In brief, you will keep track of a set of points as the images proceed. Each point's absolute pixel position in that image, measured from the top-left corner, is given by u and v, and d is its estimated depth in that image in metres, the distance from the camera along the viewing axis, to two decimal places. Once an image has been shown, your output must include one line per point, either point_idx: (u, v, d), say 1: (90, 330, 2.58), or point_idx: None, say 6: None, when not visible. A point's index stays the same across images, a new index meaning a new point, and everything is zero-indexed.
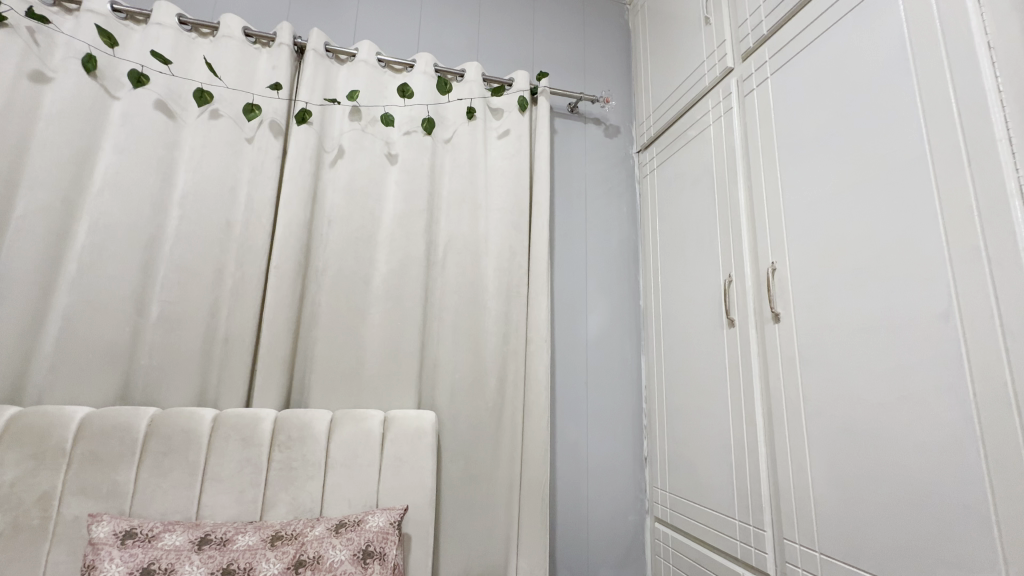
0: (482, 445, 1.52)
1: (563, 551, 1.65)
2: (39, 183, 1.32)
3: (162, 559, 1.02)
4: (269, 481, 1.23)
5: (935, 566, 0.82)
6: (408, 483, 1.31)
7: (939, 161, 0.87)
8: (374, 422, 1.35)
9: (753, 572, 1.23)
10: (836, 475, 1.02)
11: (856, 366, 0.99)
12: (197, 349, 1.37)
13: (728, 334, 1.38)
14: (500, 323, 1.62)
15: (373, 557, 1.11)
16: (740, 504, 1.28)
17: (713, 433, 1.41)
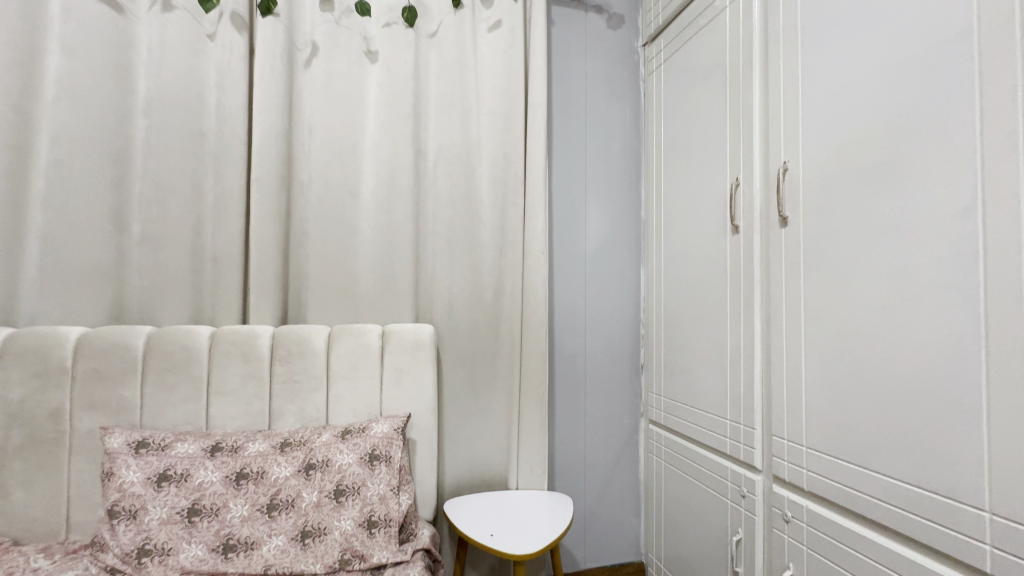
0: (481, 357, 1.54)
1: (562, 453, 1.75)
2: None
3: (177, 466, 1.07)
4: (274, 394, 1.26)
5: (917, 457, 0.85)
6: (409, 393, 1.35)
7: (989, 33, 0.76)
8: (373, 336, 1.35)
9: (739, 465, 1.30)
10: (829, 376, 1.03)
11: (862, 269, 0.96)
12: (186, 268, 1.34)
13: (731, 241, 1.34)
14: (496, 237, 1.57)
15: (380, 459, 1.17)
16: (733, 405, 1.32)
17: (710, 340, 1.42)
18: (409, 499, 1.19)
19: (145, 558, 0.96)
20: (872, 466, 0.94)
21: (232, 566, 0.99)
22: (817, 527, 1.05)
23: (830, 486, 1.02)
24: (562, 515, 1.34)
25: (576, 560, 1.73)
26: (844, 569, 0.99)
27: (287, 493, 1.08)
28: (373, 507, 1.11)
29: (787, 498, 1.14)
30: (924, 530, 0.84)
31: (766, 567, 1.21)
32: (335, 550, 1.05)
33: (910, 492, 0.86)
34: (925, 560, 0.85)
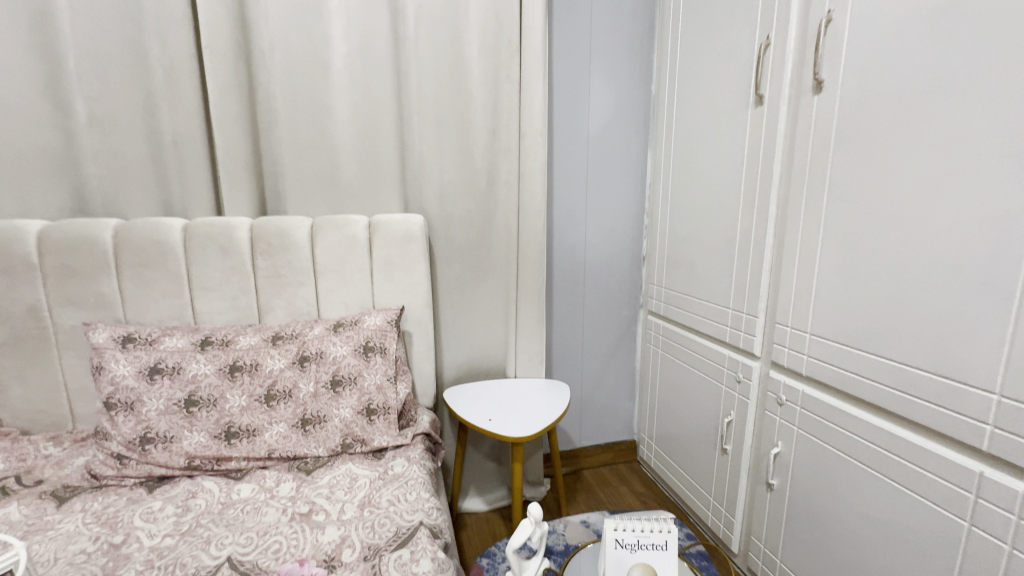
0: (476, 250, 1.47)
1: (560, 344, 1.75)
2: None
3: (168, 359, 1.05)
4: (260, 288, 1.21)
5: (931, 342, 0.82)
6: (402, 286, 1.30)
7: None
8: (359, 227, 1.26)
9: (737, 353, 1.30)
10: (846, 261, 0.96)
11: (904, 139, 0.84)
12: (145, 154, 1.20)
13: (753, 115, 1.19)
14: (489, 117, 1.41)
15: (374, 351, 1.16)
16: (737, 294, 1.28)
17: (719, 228, 1.34)
18: (406, 388, 1.19)
19: (149, 446, 0.98)
20: (879, 351, 0.91)
21: (236, 451, 1.02)
22: (811, 409, 1.07)
23: (830, 371, 1.01)
24: (559, 401, 1.37)
25: (572, 440, 1.82)
26: (834, 447, 1.01)
27: (283, 384, 1.08)
28: (371, 396, 1.12)
29: (783, 383, 1.14)
30: (925, 410, 0.83)
31: (755, 445, 1.26)
32: (337, 435, 1.07)
33: (916, 375, 0.85)
34: (919, 439, 0.86)
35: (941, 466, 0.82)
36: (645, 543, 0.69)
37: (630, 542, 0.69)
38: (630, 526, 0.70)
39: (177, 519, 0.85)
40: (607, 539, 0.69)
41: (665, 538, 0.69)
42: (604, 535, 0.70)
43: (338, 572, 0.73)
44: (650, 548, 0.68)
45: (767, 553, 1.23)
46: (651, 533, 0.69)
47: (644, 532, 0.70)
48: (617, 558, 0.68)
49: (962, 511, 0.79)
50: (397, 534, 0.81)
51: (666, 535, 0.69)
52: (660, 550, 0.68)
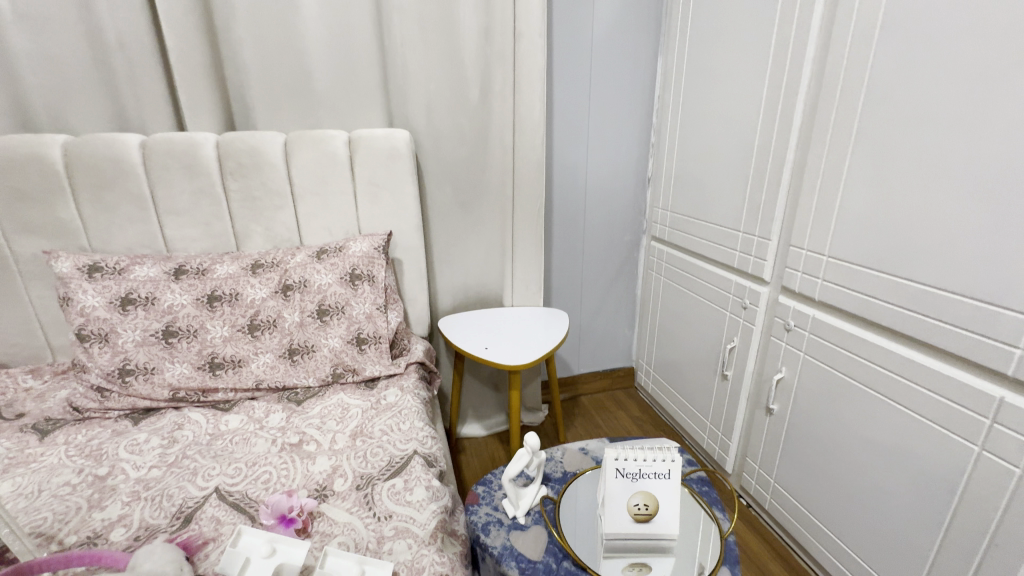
0: (469, 170, 1.35)
1: (559, 272, 1.69)
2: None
3: (141, 289, 0.98)
4: (234, 213, 1.12)
5: (972, 262, 0.74)
6: (389, 209, 1.21)
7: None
8: (339, 143, 1.14)
9: (746, 278, 1.24)
10: (879, 174, 0.87)
11: (965, 26, 0.71)
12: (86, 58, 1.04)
13: (786, 6, 1.03)
14: (481, 13, 1.22)
15: (362, 278, 1.09)
16: (749, 215, 1.19)
17: (735, 143, 1.22)
18: (398, 316, 1.14)
19: (130, 378, 0.94)
20: (905, 272, 0.84)
21: (222, 382, 0.98)
22: (821, 335, 1.02)
23: (846, 294, 0.95)
24: (557, 329, 1.33)
25: (570, 367, 1.81)
26: (842, 372, 0.98)
27: (267, 314, 1.02)
28: (361, 325, 1.07)
29: (793, 308, 1.09)
30: (948, 335, 0.78)
31: (757, 371, 1.24)
32: (326, 365, 1.03)
33: (944, 297, 0.79)
34: (936, 364, 0.81)
35: (957, 391, 0.78)
36: (647, 473, 0.66)
37: (631, 470, 0.66)
38: (632, 455, 0.67)
39: (163, 451, 0.82)
40: (608, 469, 0.66)
41: (670, 467, 0.66)
42: (605, 464, 0.67)
43: (330, 501, 0.71)
44: (652, 477, 0.66)
45: (761, 473, 1.25)
46: (655, 462, 0.66)
47: (647, 461, 0.66)
48: (618, 487, 0.66)
49: (974, 435, 0.76)
50: (390, 462, 0.79)
51: (671, 464, 0.66)
52: (662, 479, 0.66)
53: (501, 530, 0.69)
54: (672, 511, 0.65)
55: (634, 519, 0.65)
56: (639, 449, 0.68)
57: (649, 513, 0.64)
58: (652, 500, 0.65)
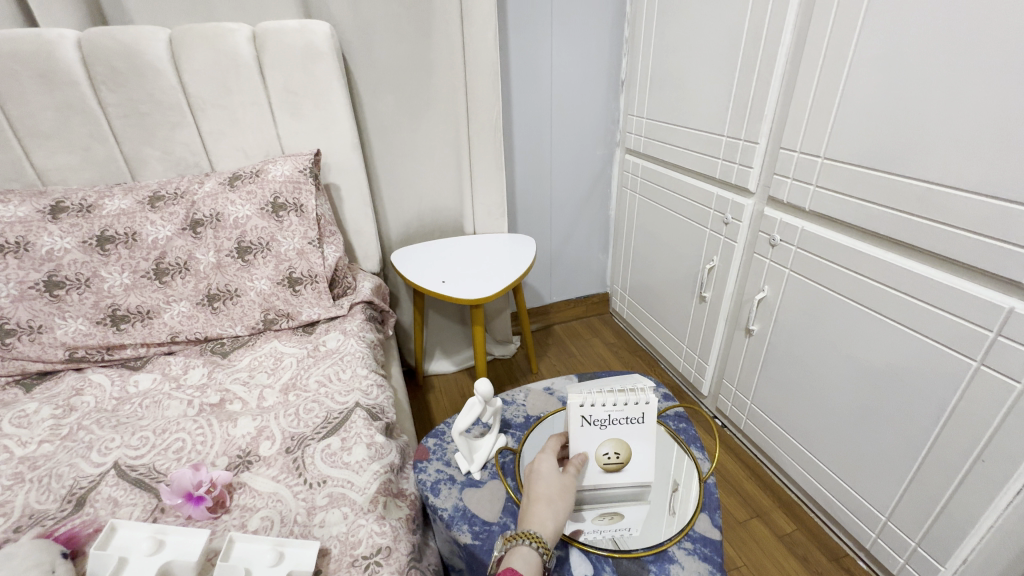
0: (411, 73, 1.14)
1: (525, 193, 1.53)
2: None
3: (7, 233, 0.80)
4: (120, 133, 0.92)
5: (998, 149, 0.62)
6: (316, 123, 1.02)
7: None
8: (241, 39, 0.92)
9: (728, 189, 1.12)
10: (892, 48, 0.72)
11: None
12: None
13: None
14: None
15: (287, 209, 0.92)
16: (734, 115, 1.04)
17: (721, 25, 1.04)
18: (337, 251, 0.99)
19: (11, 339, 0.79)
20: (909, 170, 0.73)
21: (129, 337, 0.84)
22: (809, 249, 0.92)
23: (841, 201, 0.84)
24: (524, 257, 1.21)
25: (542, 296, 1.72)
26: (828, 287, 0.90)
27: (175, 256, 0.87)
28: (292, 263, 0.92)
29: (778, 220, 0.98)
30: (954, 239, 0.69)
31: (737, 290, 1.15)
32: (255, 311, 0.90)
33: (952, 196, 0.68)
34: (935, 274, 0.73)
35: (957, 303, 0.70)
36: (617, 419, 0.58)
37: (600, 416, 0.58)
38: (599, 401, 0.58)
39: (56, 422, 0.69)
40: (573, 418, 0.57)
41: (643, 410, 0.59)
42: (568, 411, 0.58)
43: (254, 469, 0.61)
44: (622, 422, 0.58)
45: (736, 394, 1.21)
46: (627, 407, 0.58)
47: (617, 406, 0.58)
48: (584, 437, 0.57)
49: (972, 350, 0.69)
50: (326, 419, 0.69)
51: (645, 407, 0.59)
52: (634, 423, 0.58)
53: (453, 489, 0.61)
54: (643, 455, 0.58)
55: (604, 469, 0.57)
56: (607, 394, 0.59)
57: (620, 462, 0.57)
58: (622, 449, 0.58)
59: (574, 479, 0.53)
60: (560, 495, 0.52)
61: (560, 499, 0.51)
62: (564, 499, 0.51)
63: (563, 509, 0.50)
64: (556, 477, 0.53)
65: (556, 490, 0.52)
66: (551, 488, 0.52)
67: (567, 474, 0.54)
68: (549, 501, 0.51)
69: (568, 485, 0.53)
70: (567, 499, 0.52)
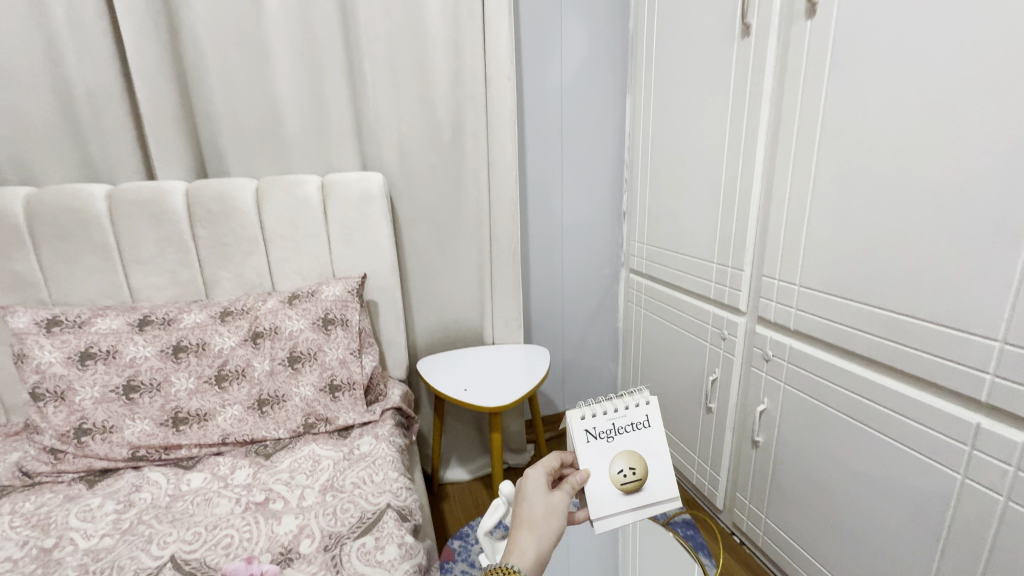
0: (444, 210, 1.36)
1: (539, 307, 1.68)
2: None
3: (101, 343, 0.94)
4: (204, 260, 1.10)
5: (934, 285, 0.75)
6: (363, 252, 1.20)
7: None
8: (311, 188, 1.14)
9: (722, 309, 1.25)
10: (840, 203, 0.89)
11: (908, 63, 0.75)
12: (53, 109, 1.04)
13: (740, 48, 1.08)
14: (450, 58, 1.26)
15: (335, 323, 1.07)
16: (721, 247, 1.21)
17: (703, 176, 1.26)
18: (373, 360, 1.11)
19: (86, 438, 0.89)
20: (873, 299, 0.85)
21: (185, 438, 0.93)
22: (799, 365, 1.02)
23: (819, 323, 0.96)
24: (539, 367, 1.31)
25: (555, 404, 1.78)
26: (822, 400, 0.97)
27: (236, 363, 0.99)
28: (334, 371, 1.03)
29: (770, 337, 1.09)
30: (917, 360, 0.79)
31: (740, 402, 1.23)
32: (298, 415, 0.99)
33: (912, 323, 0.79)
34: (909, 390, 0.81)
35: (933, 419, 0.78)
36: (621, 425, 0.67)
37: (603, 425, 0.66)
38: (596, 411, 0.67)
39: (117, 517, 0.77)
40: (577, 433, 0.65)
41: (643, 411, 0.68)
42: (571, 428, 0.66)
43: (295, 565, 0.67)
44: (628, 429, 0.67)
45: (751, 508, 1.22)
46: (628, 412, 0.68)
47: (618, 415, 0.67)
48: (594, 449, 0.64)
49: (955, 463, 0.75)
50: (361, 519, 0.75)
51: (644, 407, 0.68)
52: (638, 428, 0.67)
53: None
54: (654, 459, 0.65)
55: (623, 485, 0.63)
56: (605, 406, 0.68)
57: (637, 477, 0.63)
58: (634, 456, 0.64)
59: (559, 506, 0.59)
60: (543, 522, 0.57)
61: (542, 526, 0.57)
62: (545, 525, 0.57)
63: (543, 538, 0.56)
64: (543, 503, 0.59)
65: (539, 518, 0.57)
66: (535, 513, 0.58)
67: (553, 499, 0.59)
68: (531, 529, 0.56)
69: (552, 511, 0.58)
70: (549, 526, 0.57)
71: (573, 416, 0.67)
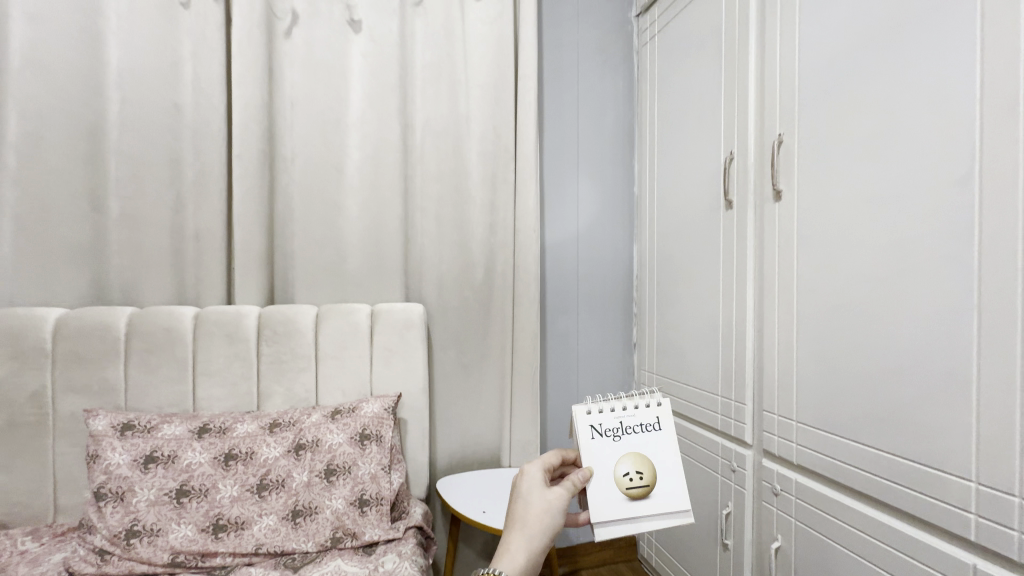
0: (472, 336, 1.52)
1: (554, 431, 1.75)
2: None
3: (164, 447, 1.05)
4: (262, 374, 1.24)
5: (908, 427, 0.85)
6: (400, 372, 1.34)
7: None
8: (362, 315, 1.33)
9: (730, 440, 1.32)
10: (821, 349, 1.03)
11: (855, 241, 0.95)
12: (166, 246, 1.29)
13: (725, 216, 1.32)
14: (486, 213, 1.53)
15: (370, 439, 1.16)
16: (724, 381, 1.33)
17: (702, 316, 1.42)
18: (400, 477, 1.18)
19: (134, 539, 0.96)
20: (860, 438, 0.94)
21: (222, 546, 0.98)
22: (806, 500, 1.07)
23: (819, 459, 1.03)
24: None
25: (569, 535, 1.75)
26: (832, 538, 1.00)
27: (277, 473, 1.07)
28: (365, 486, 1.10)
29: (776, 471, 1.16)
30: (908, 498, 0.85)
31: (755, 539, 1.23)
32: (327, 528, 1.04)
33: (898, 462, 0.87)
34: (908, 528, 0.86)
35: (934, 558, 0.81)
36: (628, 424, 0.73)
37: (610, 424, 0.72)
38: (604, 409, 0.73)
39: None
40: (582, 427, 0.71)
41: (653, 412, 0.74)
42: (577, 422, 0.72)
43: None
44: (634, 429, 0.73)
45: None
46: (636, 413, 0.74)
47: (624, 417, 0.73)
48: (598, 445, 0.70)
49: None
50: None
51: (655, 409, 0.74)
52: (644, 431, 0.73)
53: None
54: (657, 460, 0.71)
55: (628, 485, 0.68)
56: (614, 405, 0.74)
57: (640, 479, 0.68)
58: (638, 458, 0.70)
59: (554, 508, 0.61)
60: (536, 526, 0.59)
61: (535, 531, 0.59)
62: (539, 530, 0.59)
63: (535, 543, 0.58)
64: (539, 505, 0.61)
65: (533, 522, 0.59)
66: (530, 515, 0.60)
67: (549, 500, 0.61)
68: (524, 533, 0.58)
69: (547, 513, 0.61)
70: (542, 530, 0.59)
71: (580, 411, 0.73)
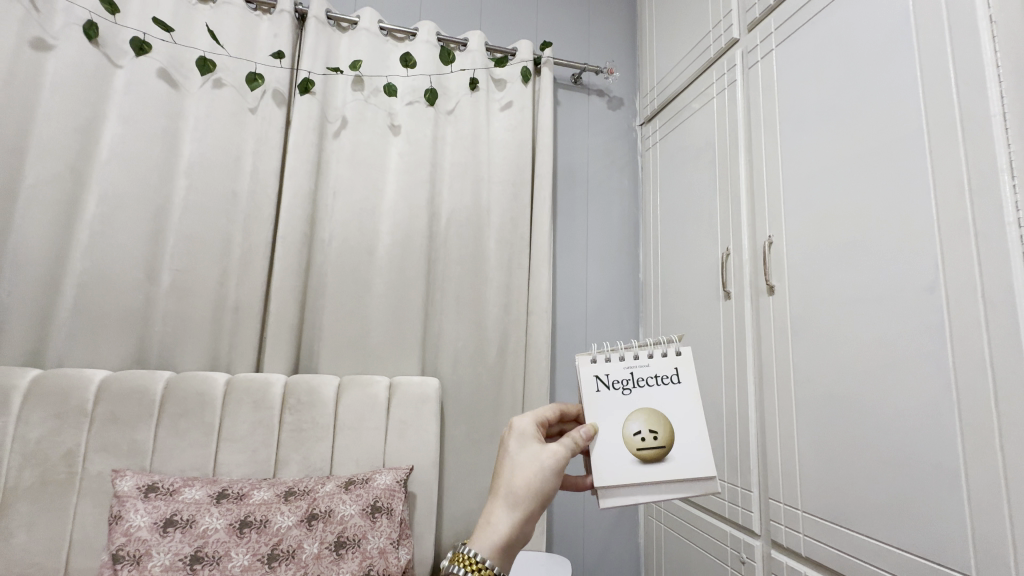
0: (483, 412, 1.57)
1: (561, 515, 1.73)
2: (31, 138, 1.30)
3: (184, 511, 1.08)
4: (282, 442, 1.30)
5: (907, 519, 0.88)
6: (413, 446, 1.38)
7: (968, 116, 0.84)
8: (381, 387, 1.41)
9: (738, 529, 1.31)
10: (818, 438, 1.07)
11: (842, 336, 1.03)
12: (206, 316, 1.40)
13: (724, 306, 1.42)
14: (502, 294, 1.64)
15: (381, 511, 1.19)
16: (730, 467, 1.35)
17: (707, 400, 1.47)
18: (407, 554, 1.18)
19: None
20: (864, 530, 0.96)
21: None
22: None
23: (828, 552, 1.03)
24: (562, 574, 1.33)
25: None
26: None
27: (288, 543, 1.08)
28: (373, 561, 1.11)
29: (786, 564, 1.14)
30: None
31: None
32: None
33: (904, 556, 0.88)
34: None
35: None
36: (638, 377, 0.77)
37: (619, 375, 0.77)
38: (612, 361, 0.78)
39: None
40: (588, 379, 0.77)
41: (668, 364, 0.78)
42: (585, 375, 0.77)
43: None
44: (645, 382, 0.77)
45: None
46: (649, 366, 0.78)
47: (634, 371, 0.77)
48: (603, 398, 0.76)
49: None
50: None
51: (669, 361, 0.78)
52: (655, 385, 0.77)
53: None
54: (669, 413, 0.74)
55: (636, 445, 0.72)
56: (624, 358, 0.78)
57: (648, 438, 0.72)
58: (648, 416, 0.74)
59: (541, 470, 0.64)
60: (522, 490, 0.63)
61: (516, 500, 0.62)
62: (523, 494, 0.63)
63: (518, 510, 0.62)
64: (525, 470, 0.64)
65: (518, 487, 0.63)
66: (514, 480, 0.63)
67: (536, 463, 0.64)
68: (506, 504, 0.63)
69: (534, 476, 0.63)
70: (529, 493, 0.63)
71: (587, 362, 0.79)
